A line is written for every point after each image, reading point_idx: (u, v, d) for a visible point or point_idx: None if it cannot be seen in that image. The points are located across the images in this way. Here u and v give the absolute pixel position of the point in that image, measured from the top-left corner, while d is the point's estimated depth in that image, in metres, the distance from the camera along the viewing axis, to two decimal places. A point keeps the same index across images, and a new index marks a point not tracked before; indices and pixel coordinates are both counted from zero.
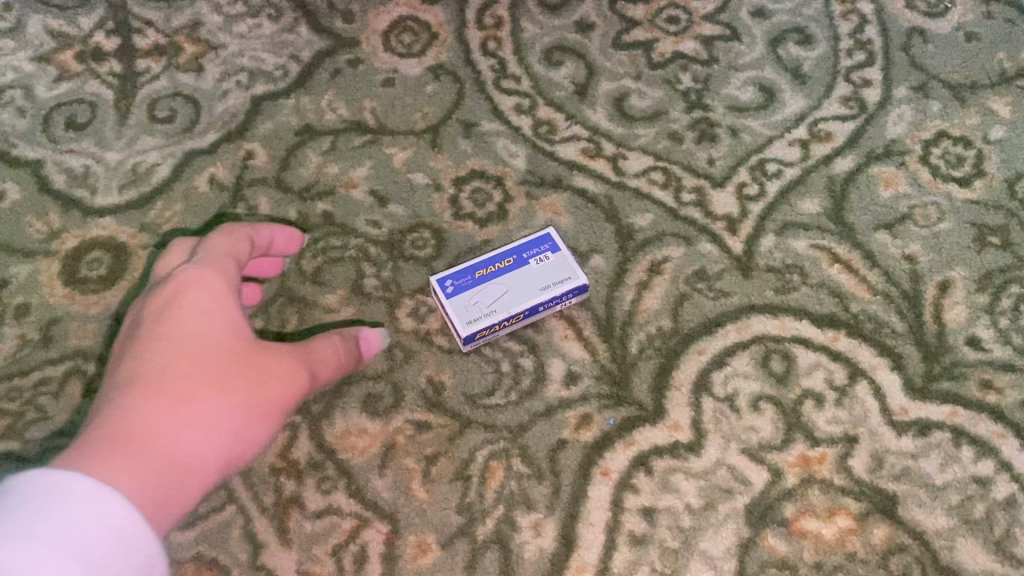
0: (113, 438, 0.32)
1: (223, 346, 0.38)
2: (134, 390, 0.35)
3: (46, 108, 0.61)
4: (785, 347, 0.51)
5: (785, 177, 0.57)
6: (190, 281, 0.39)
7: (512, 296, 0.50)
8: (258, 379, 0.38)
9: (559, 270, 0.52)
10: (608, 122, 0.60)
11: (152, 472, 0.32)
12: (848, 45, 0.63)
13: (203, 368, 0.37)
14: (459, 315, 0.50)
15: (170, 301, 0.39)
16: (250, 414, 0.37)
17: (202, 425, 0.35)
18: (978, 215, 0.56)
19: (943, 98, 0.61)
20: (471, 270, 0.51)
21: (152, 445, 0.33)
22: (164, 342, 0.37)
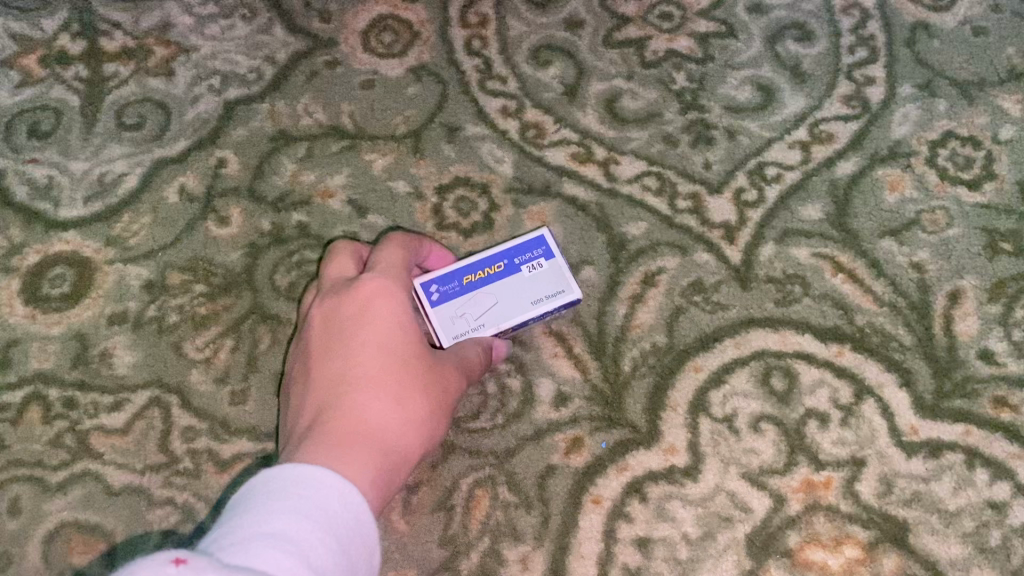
0: (337, 442, 0.34)
1: (420, 346, 0.39)
2: (346, 395, 0.36)
3: (8, 115, 0.58)
4: (787, 362, 0.48)
5: (785, 181, 0.55)
6: (386, 283, 0.40)
7: (501, 310, 0.46)
8: (437, 381, 0.40)
9: (552, 280, 0.47)
10: (599, 125, 0.57)
11: (371, 469, 0.34)
12: (850, 41, 0.60)
13: (400, 372, 0.38)
14: (443, 327, 0.45)
15: (364, 298, 0.40)
16: (435, 415, 0.39)
17: (402, 431, 0.37)
18: (989, 220, 0.53)
19: (950, 97, 0.58)
20: (457, 276, 0.46)
21: (367, 448, 0.35)
22: (362, 345, 0.38)
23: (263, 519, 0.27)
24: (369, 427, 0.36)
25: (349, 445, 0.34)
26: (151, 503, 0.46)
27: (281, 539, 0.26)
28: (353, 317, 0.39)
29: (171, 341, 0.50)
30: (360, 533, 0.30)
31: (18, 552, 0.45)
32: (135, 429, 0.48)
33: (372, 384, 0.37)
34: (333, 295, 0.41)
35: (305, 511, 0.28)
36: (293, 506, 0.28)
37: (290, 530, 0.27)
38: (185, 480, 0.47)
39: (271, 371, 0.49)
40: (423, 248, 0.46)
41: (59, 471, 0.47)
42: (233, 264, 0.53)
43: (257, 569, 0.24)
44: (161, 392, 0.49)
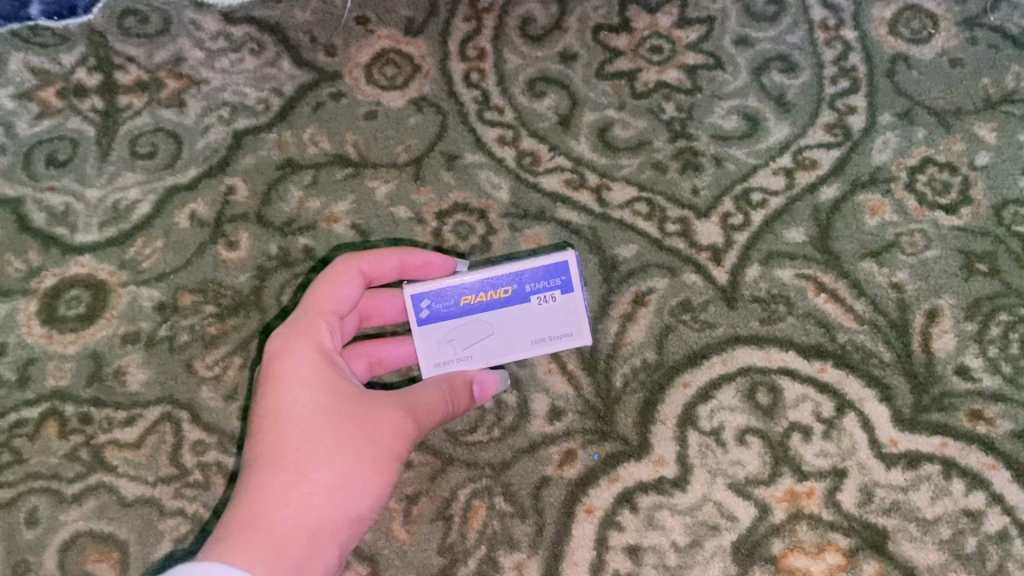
0: (233, 531, 0.37)
1: (334, 411, 0.41)
2: (255, 476, 0.39)
3: (27, 146, 0.61)
4: (772, 379, 0.50)
5: (770, 206, 0.57)
6: (296, 356, 0.43)
7: (494, 344, 0.48)
8: (370, 434, 0.41)
9: (562, 321, 0.48)
10: (591, 153, 0.60)
11: (270, 556, 0.36)
12: (832, 72, 0.63)
13: (309, 434, 0.40)
14: (428, 349, 0.48)
15: (272, 369, 0.43)
16: (369, 463, 0.41)
17: (315, 494, 0.39)
18: (965, 242, 0.55)
19: (928, 125, 0.60)
20: (458, 297, 0.48)
21: (272, 535, 0.37)
22: (270, 417, 0.41)
23: None
24: (270, 503, 0.38)
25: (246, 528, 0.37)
26: (162, 513, 0.49)
27: None
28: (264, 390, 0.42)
29: (182, 360, 0.52)
30: None
31: (36, 561, 0.48)
32: (148, 444, 0.50)
33: (283, 464, 0.39)
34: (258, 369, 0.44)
35: None
36: None
37: None
38: (196, 492, 0.49)
39: None
40: (391, 258, 0.48)
41: (75, 484, 0.49)
42: (242, 286, 0.55)
43: None
44: (172, 407, 0.51)
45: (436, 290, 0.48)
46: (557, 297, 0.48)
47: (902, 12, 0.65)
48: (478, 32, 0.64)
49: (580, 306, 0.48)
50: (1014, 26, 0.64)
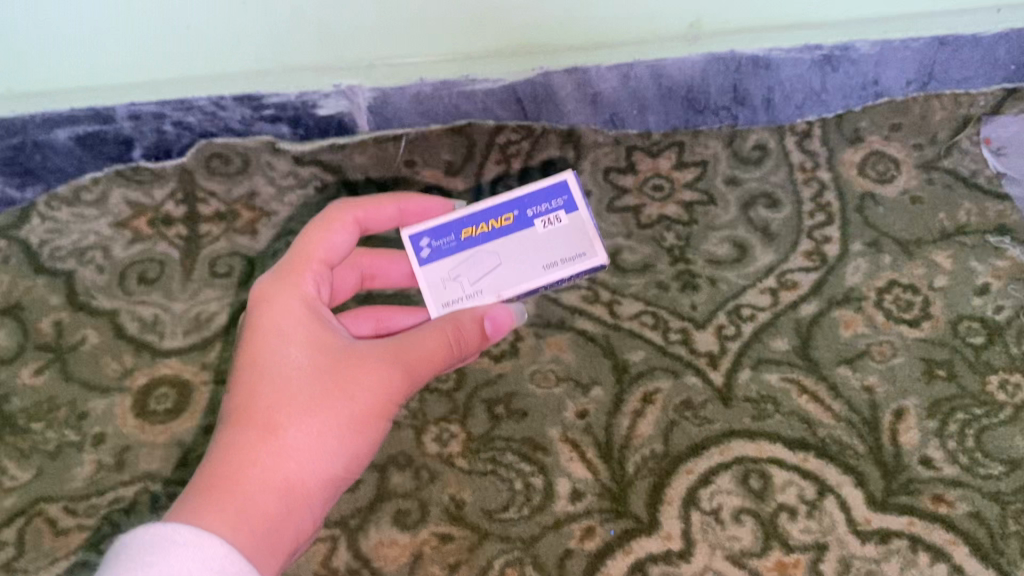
0: (214, 482, 0.44)
1: (311, 371, 0.48)
2: (234, 428, 0.46)
3: (122, 266, 0.72)
4: (763, 466, 0.59)
5: (757, 320, 0.67)
6: (278, 310, 0.50)
7: (502, 272, 0.52)
8: (344, 393, 0.48)
9: (572, 241, 0.53)
10: (604, 273, 0.69)
11: (243, 507, 0.43)
12: (810, 207, 0.74)
13: (286, 392, 0.47)
14: (438, 288, 0.52)
15: (258, 321, 0.50)
16: (344, 423, 0.48)
17: (289, 449, 0.46)
18: (926, 350, 0.64)
19: (893, 252, 0.70)
20: (458, 231, 0.53)
21: (249, 486, 0.44)
22: (254, 370, 0.48)
23: None
24: (247, 456, 0.45)
25: (222, 481, 0.44)
26: None
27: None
28: (248, 341, 0.49)
29: None
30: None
31: None
32: None
33: (262, 419, 0.46)
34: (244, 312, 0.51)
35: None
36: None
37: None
38: None
39: None
40: (390, 209, 0.56)
41: None
42: None
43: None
44: None
45: (436, 228, 0.53)
46: (561, 219, 0.53)
47: (869, 156, 0.76)
48: (507, 174, 0.76)
49: (586, 224, 0.53)
50: (965, 170, 0.75)
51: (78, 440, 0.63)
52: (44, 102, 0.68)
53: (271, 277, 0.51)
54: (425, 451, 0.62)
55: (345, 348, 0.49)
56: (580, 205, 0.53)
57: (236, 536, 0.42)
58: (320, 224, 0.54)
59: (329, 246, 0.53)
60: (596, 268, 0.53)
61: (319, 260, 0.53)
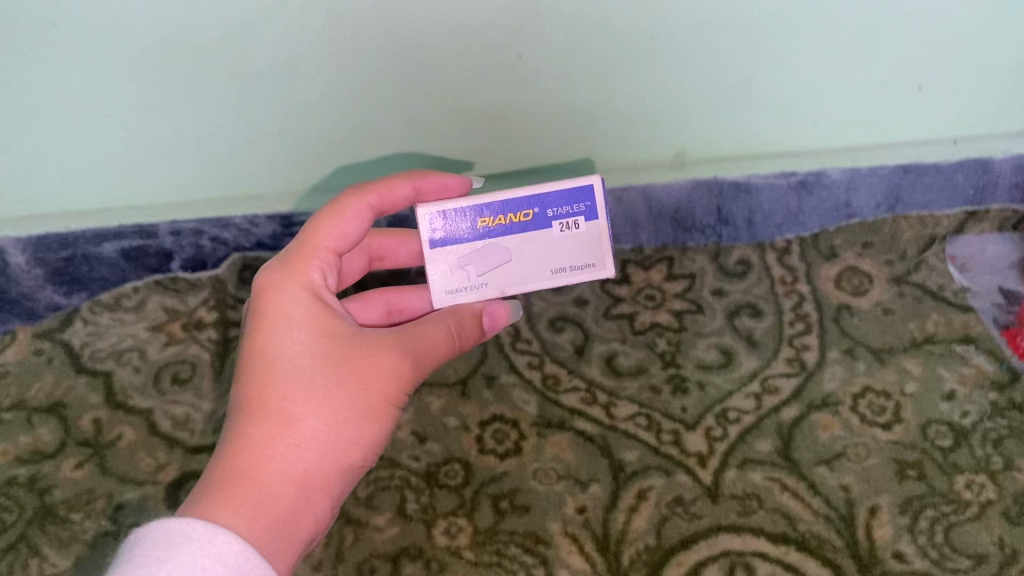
0: (235, 472, 0.50)
1: (321, 366, 0.54)
2: (249, 421, 0.52)
3: (156, 367, 0.78)
4: (747, 559, 0.65)
5: (742, 422, 0.72)
6: (288, 304, 0.56)
7: (507, 271, 0.59)
8: (351, 386, 0.54)
9: (584, 251, 0.59)
10: (602, 376, 0.77)
11: (258, 495, 0.50)
12: (790, 317, 0.81)
13: (297, 386, 0.53)
14: (444, 275, 0.59)
15: (270, 313, 0.56)
16: (352, 414, 0.54)
17: (300, 441, 0.52)
18: (898, 452, 0.70)
19: (867, 360, 0.77)
20: (476, 219, 0.58)
21: (263, 476, 0.51)
22: (268, 363, 0.54)
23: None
24: (261, 451, 0.51)
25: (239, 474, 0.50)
26: None
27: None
28: (259, 333, 0.55)
29: None
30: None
31: None
32: None
33: (274, 411, 0.52)
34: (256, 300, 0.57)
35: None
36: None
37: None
38: None
39: (353, 560, 0.67)
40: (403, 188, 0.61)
41: None
42: None
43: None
44: None
45: (455, 212, 0.58)
46: (580, 224, 0.58)
47: (844, 271, 0.84)
48: None
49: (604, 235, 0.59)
50: (933, 283, 0.83)
51: (114, 530, 0.68)
52: (94, 221, 0.78)
53: (278, 266, 0.57)
54: (435, 543, 0.67)
55: (354, 341, 0.55)
56: (600, 212, 0.58)
57: (253, 520, 0.48)
58: (330, 212, 0.59)
59: (340, 234, 0.59)
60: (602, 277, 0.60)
61: (327, 250, 0.58)
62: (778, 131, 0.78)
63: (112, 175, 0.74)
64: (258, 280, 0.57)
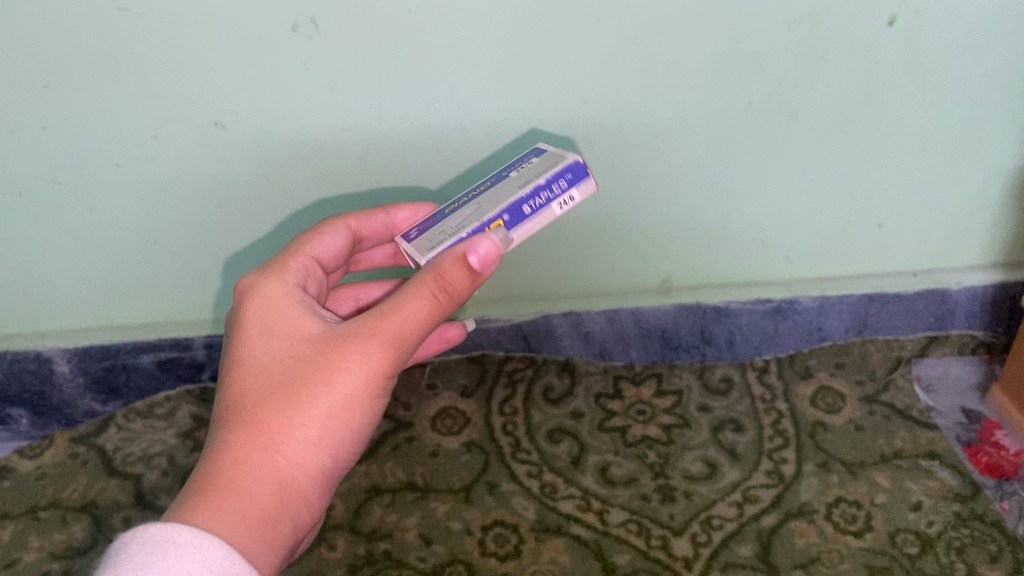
0: (211, 475, 0.51)
1: (293, 362, 0.54)
2: (226, 424, 0.53)
3: (183, 471, 0.85)
4: None
5: (726, 528, 0.79)
6: (265, 308, 0.57)
7: (481, 206, 0.56)
8: (323, 380, 0.53)
9: (545, 162, 0.57)
10: (596, 485, 0.84)
11: (232, 499, 0.50)
12: (770, 432, 0.88)
13: (271, 384, 0.53)
14: (421, 244, 0.57)
15: (246, 318, 0.57)
16: (326, 410, 0.53)
17: (275, 440, 0.52)
18: (870, 558, 0.76)
19: (840, 472, 0.84)
20: (442, 214, 0.60)
21: (237, 477, 0.51)
22: (244, 367, 0.55)
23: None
24: (239, 450, 0.52)
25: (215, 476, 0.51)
26: None
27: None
28: (237, 336, 0.56)
29: None
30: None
31: None
32: None
33: (249, 413, 0.53)
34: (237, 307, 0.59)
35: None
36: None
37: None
38: None
39: None
40: (379, 219, 0.67)
41: None
42: None
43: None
44: None
45: (425, 222, 0.61)
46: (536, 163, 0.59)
47: (818, 390, 0.92)
48: (512, 396, 0.94)
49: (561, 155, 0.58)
50: (900, 402, 0.90)
51: None
52: (140, 335, 0.88)
53: (257, 274, 0.59)
54: None
55: (326, 334, 0.54)
56: (549, 152, 0.61)
57: (225, 524, 0.49)
58: (313, 233, 0.64)
59: (320, 250, 0.64)
60: (578, 173, 0.54)
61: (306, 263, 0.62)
62: (748, 264, 0.91)
63: (165, 291, 0.86)
64: (238, 285, 0.59)
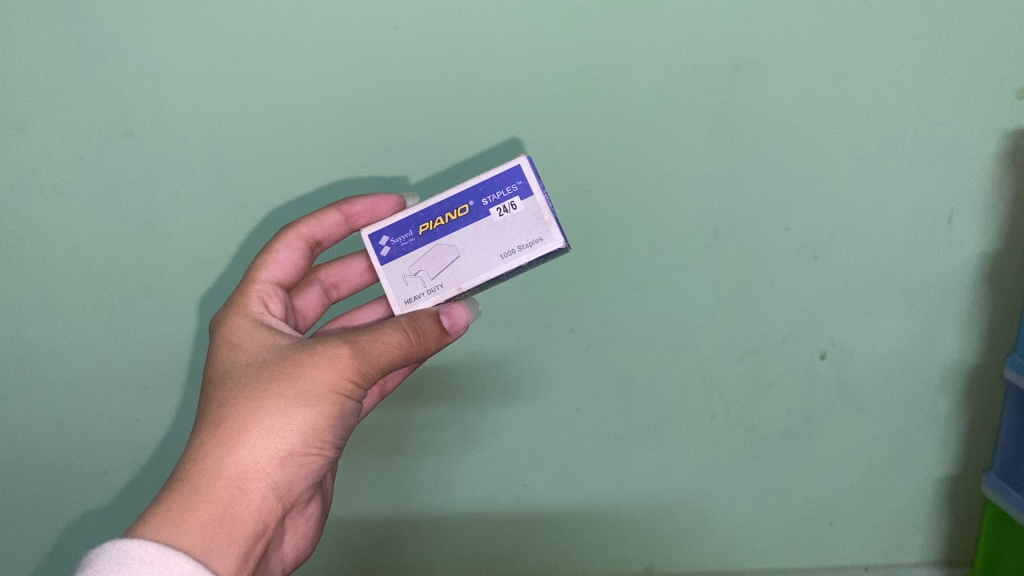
0: (181, 475, 0.64)
1: (257, 377, 0.67)
2: (207, 433, 0.65)
3: None
4: None
5: None
6: (245, 335, 0.73)
7: (460, 259, 0.72)
8: (281, 394, 0.66)
9: (529, 227, 0.71)
10: None
11: (184, 499, 0.62)
12: None
13: (237, 391, 0.67)
14: (403, 282, 0.75)
15: (231, 342, 0.73)
16: (281, 418, 0.66)
17: (243, 452, 0.65)
18: None
19: None
20: (419, 232, 0.75)
21: (197, 478, 0.63)
22: (221, 380, 0.69)
23: None
24: (203, 454, 0.64)
25: (183, 478, 0.64)
26: None
27: None
28: (221, 357, 0.72)
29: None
30: None
31: None
32: None
33: (220, 422, 0.66)
34: (220, 334, 0.75)
35: None
36: None
37: None
38: None
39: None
40: (330, 222, 0.81)
41: None
42: None
43: None
44: None
45: (401, 230, 0.75)
46: (514, 205, 0.71)
47: None
48: None
49: (544, 212, 0.71)
50: None
51: None
52: None
53: (231, 309, 0.77)
54: None
55: (293, 354, 0.68)
56: (532, 187, 0.71)
57: (177, 518, 0.61)
58: (274, 248, 0.81)
59: (278, 262, 0.81)
60: (546, 245, 0.70)
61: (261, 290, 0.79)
62: (718, 551, 1.13)
63: None
64: (216, 319, 0.77)
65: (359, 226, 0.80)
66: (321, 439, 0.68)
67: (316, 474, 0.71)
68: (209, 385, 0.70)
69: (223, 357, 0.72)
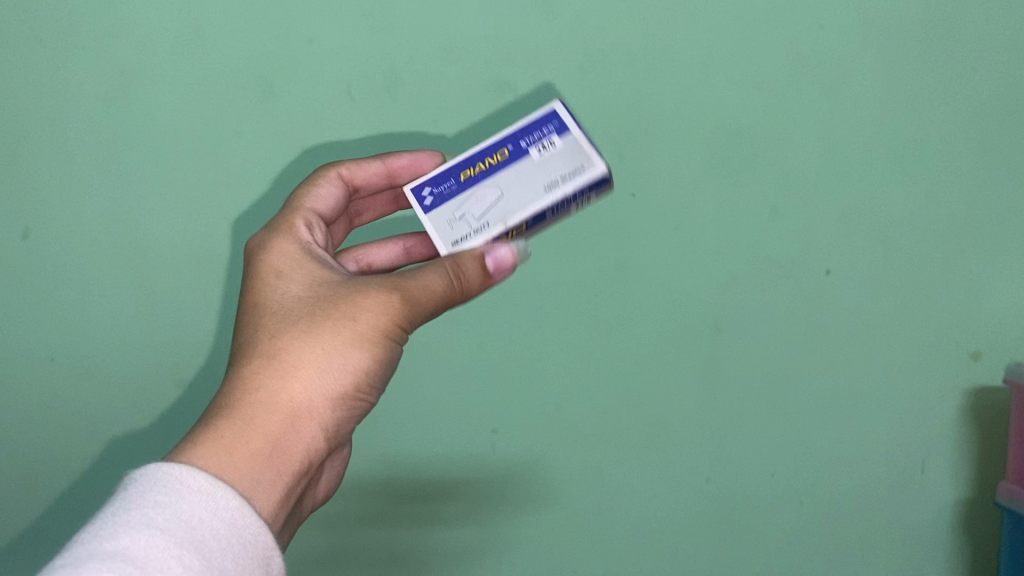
0: (230, 407, 0.65)
1: (307, 313, 0.69)
2: (257, 367, 0.67)
3: None
4: None
5: None
6: (285, 255, 0.74)
7: (504, 198, 0.73)
8: (332, 334, 0.68)
9: (572, 159, 0.72)
10: None
11: (233, 433, 0.63)
12: None
13: (287, 325, 0.68)
14: (445, 229, 0.74)
15: (271, 266, 0.73)
16: (332, 358, 0.67)
17: (293, 388, 0.66)
18: None
19: None
20: (460, 180, 0.76)
21: (245, 412, 0.64)
22: (268, 309, 0.70)
23: (168, 524, 0.54)
24: (254, 388, 0.66)
25: (234, 408, 0.64)
26: None
27: (174, 519, 0.54)
28: (263, 283, 0.72)
29: None
30: (205, 527, 0.55)
31: None
32: None
33: (270, 356, 0.67)
34: (259, 254, 0.75)
35: (188, 520, 0.55)
36: (169, 525, 0.54)
37: (179, 522, 0.54)
38: None
39: None
40: (376, 167, 0.84)
41: None
42: None
43: (161, 522, 0.53)
44: None
45: (442, 181, 0.76)
46: (554, 143, 0.74)
47: None
48: None
49: (586, 145, 0.73)
50: None
51: None
52: None
53: (266, 230, 0.78)
54: None
55: (341, 291, 0.70)
56: (569, 125, 0.74)
57: (227, 449, 0.62)
58: (316, 180, 0.83)
59: (319, 195, 0.82)
60: (591, 166, 0.71)
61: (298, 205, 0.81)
62: None
63: None
64: (250, 240, 0.77)
65: (401, 179, 0.84)
66: (367, 383, 0.70)
67: (357, 418, 0.72)
68: (252, 311, 0.71)
69: (264, 282, 0.73)
